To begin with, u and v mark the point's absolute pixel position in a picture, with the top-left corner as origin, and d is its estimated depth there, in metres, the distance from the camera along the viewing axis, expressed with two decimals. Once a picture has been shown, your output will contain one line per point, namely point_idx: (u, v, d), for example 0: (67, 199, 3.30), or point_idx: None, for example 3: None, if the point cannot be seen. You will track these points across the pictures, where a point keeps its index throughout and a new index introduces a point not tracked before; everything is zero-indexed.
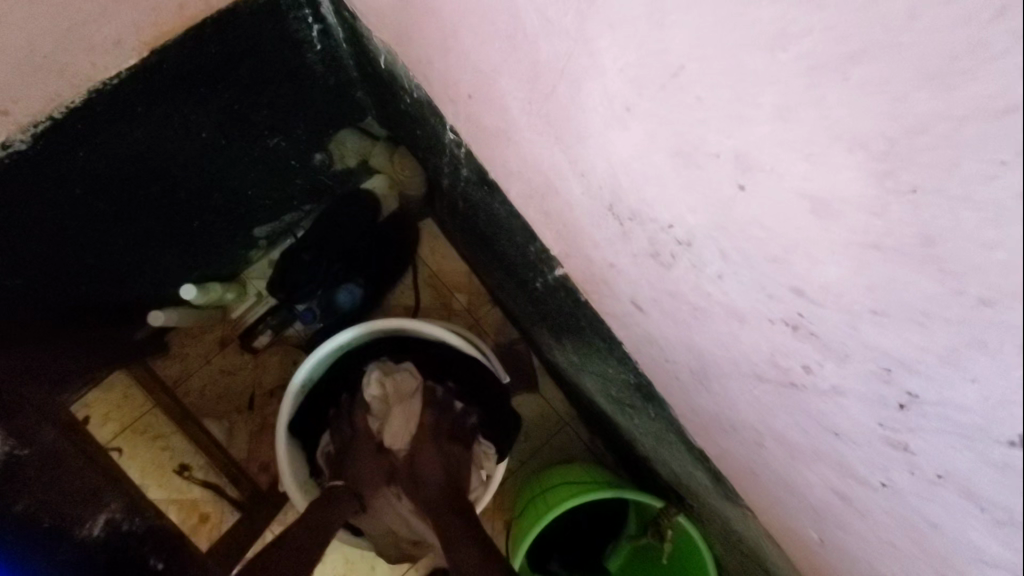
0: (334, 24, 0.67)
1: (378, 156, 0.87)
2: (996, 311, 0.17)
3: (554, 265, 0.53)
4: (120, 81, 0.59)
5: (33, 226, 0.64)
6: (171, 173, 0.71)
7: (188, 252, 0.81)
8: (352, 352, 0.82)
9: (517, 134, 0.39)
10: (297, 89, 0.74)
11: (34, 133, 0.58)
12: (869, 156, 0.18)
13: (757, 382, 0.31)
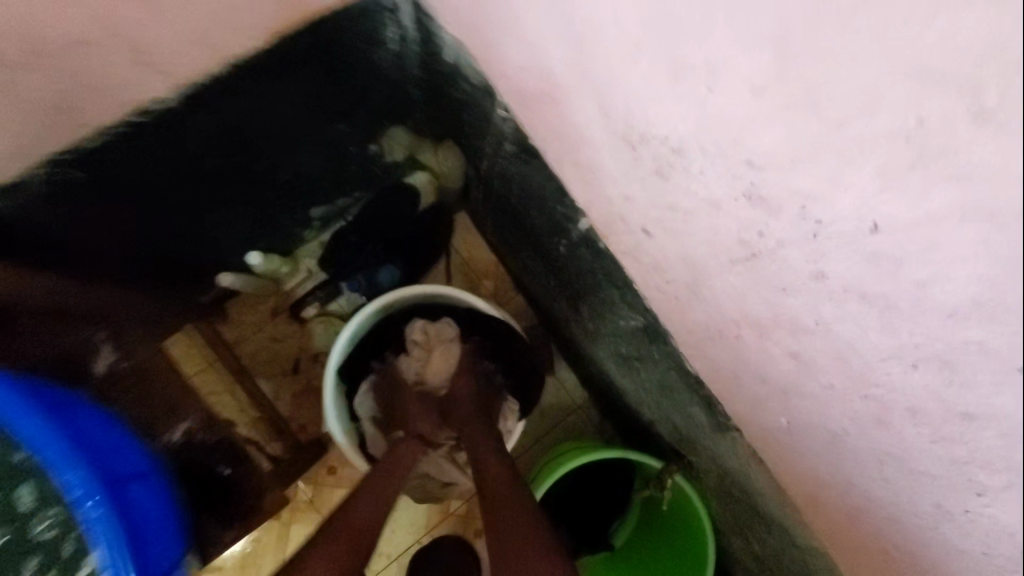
0: (413, 33, 0.74)
1: (425, 152, 0.97)
2: (843, 129, 0.29)
3: (581, 218, 0.65)
4: (244, 61, 0.69)
5: (140, 175, 0.73)
6: (258, 146, 0.81)
7: (254, 220, 0.90)
8: (394, 315, 0.91)
9: (560, 93, 0.51)
10: (376, 84, 0.83)
11: (169, 95, 0.68)
12: (765, 37, 0.30)
13: (732, 267, 0.43)
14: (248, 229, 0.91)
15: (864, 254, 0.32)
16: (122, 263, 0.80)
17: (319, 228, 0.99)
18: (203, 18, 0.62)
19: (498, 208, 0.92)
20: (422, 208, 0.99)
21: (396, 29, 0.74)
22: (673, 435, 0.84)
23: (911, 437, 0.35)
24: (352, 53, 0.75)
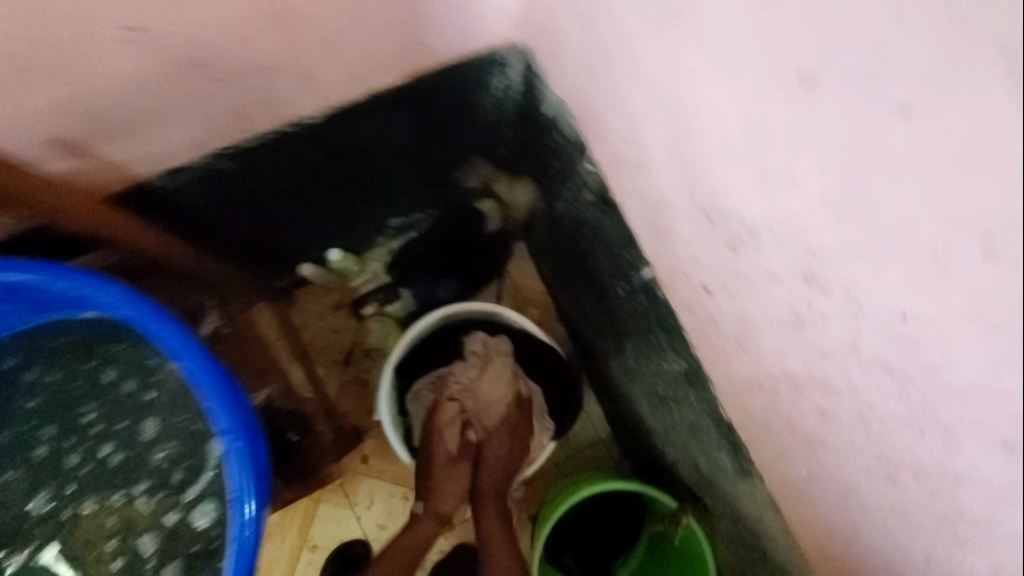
0: (516, 83, 0.84)
1: (501, 183, 1.05)
2: (889, 242, 0.38)
3: (646, 267, 0.74)
4: (371, 99, 0.80)
5: (260, 180, 0.82)
6: (362, 164, 0.91)
7: (342, 222, 1.01)
8: (451, 327, 0.99)
9: (650, 164, 0.61)
10: (473, 125, 0.93)
11: (303, 122, 0.79)
12: (833, 162, 0.39)
13: (780, 330, 0.51)
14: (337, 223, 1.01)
15: (893, 336, 0.40)
16: (224, 246, 0.91)
17: (392, 233, 1.09)
18: (357, 57, 0.74)
19: (563, 245, 1.01)
20: (490, 232, 1.11)
21: (505, 85, 0.85)
22: (693, 478, 0.91)
23: (914, 492, 0.44)
24: (467, 100, 0.86)
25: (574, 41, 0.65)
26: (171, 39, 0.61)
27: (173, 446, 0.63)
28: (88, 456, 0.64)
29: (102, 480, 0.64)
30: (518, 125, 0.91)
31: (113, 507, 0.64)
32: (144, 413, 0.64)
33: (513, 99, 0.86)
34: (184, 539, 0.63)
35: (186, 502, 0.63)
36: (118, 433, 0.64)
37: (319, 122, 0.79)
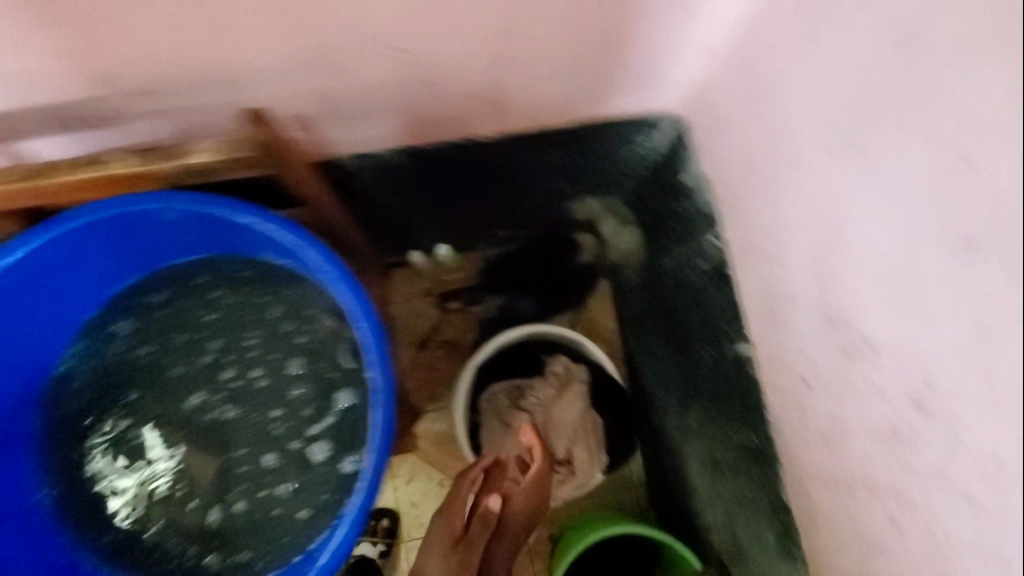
0: (659, 144, 0.92)
1: (607, 223, 1.12)
2: (1000, 396, 0.44)
3: (745, 344, 0.81)
4: (536, 134, 0.90)
5: (416, 178, 0.93)
6: (499, 181, 0.99)
7: (457, 224, 1.09)
8: (535, 343, 1.05)
9: (787, 262, 0.68)
10: (606, 171, 1.00)
11: (472, 141, 0.89)
12: (971, 316, 0.45)
13: (873, 439, 0.58)
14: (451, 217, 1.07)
15: (981, 474, 0.46)
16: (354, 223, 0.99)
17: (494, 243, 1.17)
18: (545, 102, 0.82)
19: (648, 296, 1.08)
20: (579, 261, 1.16)
21: (648, 148, 0.94)
22: (726, 549, 0.93)
23: None
24: (611, 148, 0.95)
25: (743, 136, 0.73)
26: (428, 60, 0.68)
27: (310, 386, 0.74)
28: (236, 375, 0.75)
29: (243, 397, 0.75)
30: (648, 180, 0.99)
31: (244, 423, 0.74)
32: (295, 353, 0.75)
33: (654, 157, 0.95)
34: (297, 465, 0.72)
35: (308, 436, 0.73)
36: (268, 363, 0.75)
37: (485, 142, 0.90)
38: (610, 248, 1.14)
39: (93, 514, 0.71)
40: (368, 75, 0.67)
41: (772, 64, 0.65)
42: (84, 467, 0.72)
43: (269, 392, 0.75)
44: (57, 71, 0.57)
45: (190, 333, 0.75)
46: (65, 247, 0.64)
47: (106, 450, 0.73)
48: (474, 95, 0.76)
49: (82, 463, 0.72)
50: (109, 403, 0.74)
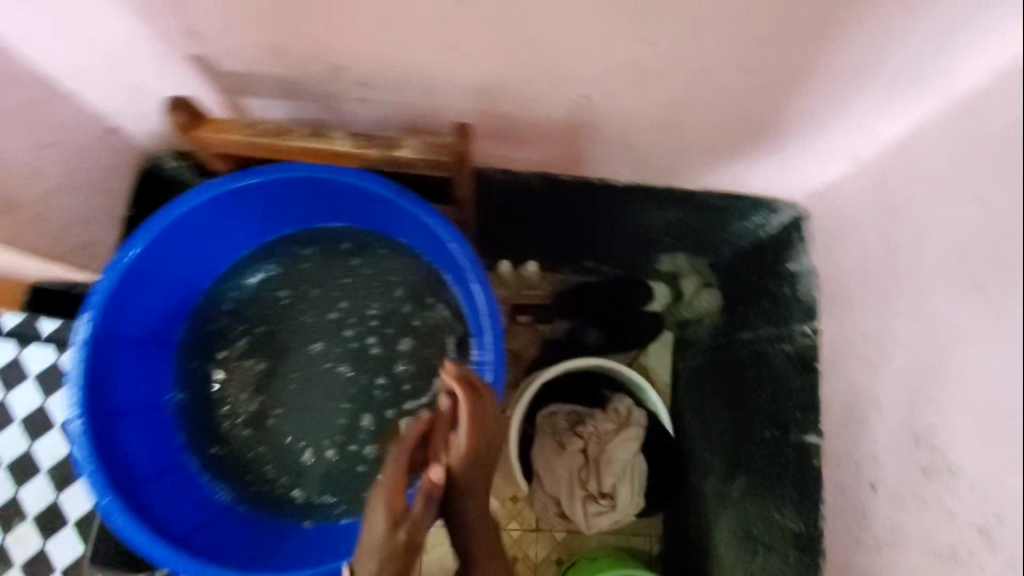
0: (770, 227, 0.98)
1: (689, 282, 1.15)
2: None
3: (815, 435, 0.86)
4: (660, 192, 0.98)
5: (540, 199, 1.00)
6: (608, 222, 1.04)
7: (550, 250, 1.13)
8: (603, 378, 1.10)
9: (881, 373, 0.72)
10: (710, 236, 1.06)
11: (603, 181, 0.96)
12: None
13: (930, 556, 0.62)
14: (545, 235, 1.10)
15: None
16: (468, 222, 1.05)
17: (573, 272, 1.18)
18: (676, 156, 0.85)
19: (710, 361, 1.11)
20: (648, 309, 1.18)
21: (759, 226, 0.99)
22: None
23: None
24: (725, 216, 1.00)
25: (863, 243, 0.76)
26: (605, 98, 0.71)
27: (414, 366, 0.83)
28: (352, 338, 0.84)
29: (354, 359, 0.83)
30: (746, 256, 1.04)
31: (349, 382, 0.83)
32: (408, 333, 0.84)
33: (761, 236, 1.00)
34: (387, 431, 0.81)
35: (403, 409, 0.82)
36: (382, 335, 0.84)
37: (613, 186, 0.97)
38: (684, 307, 1.16)
39: (211, 428, 0.80)
40: (556, 113, 0.74)
41: (907, 185, 0.67)
42: (209, 384, 0.81)
43: (377, 361, 0.83)
44: (313, 53, 0.64)
45: (323, 290, 0.84)
46: (264, 190, 0.73)
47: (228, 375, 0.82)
48: (633, 148, 0.83)
49: (207, 380, 0.82)
50: (243, 330, 0.83)
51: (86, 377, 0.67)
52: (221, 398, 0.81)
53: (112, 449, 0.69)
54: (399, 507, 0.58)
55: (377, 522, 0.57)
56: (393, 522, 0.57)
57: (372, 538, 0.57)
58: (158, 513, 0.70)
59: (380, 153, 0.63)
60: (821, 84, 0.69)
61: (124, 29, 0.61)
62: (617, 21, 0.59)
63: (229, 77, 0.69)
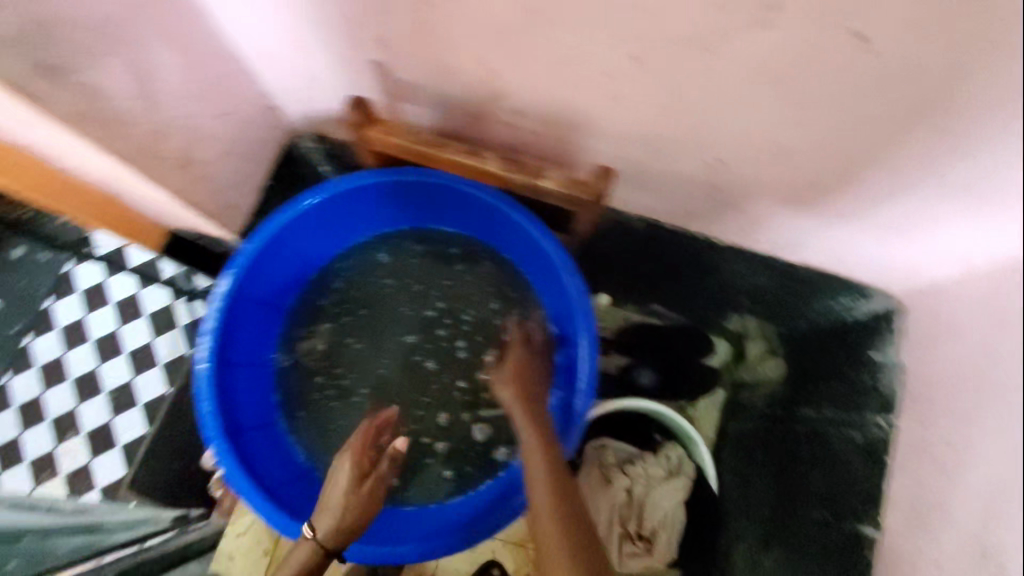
0: (860, 312, 0.97)
1: (755, 343, 1.10)
2: None
3: (874, 526, 0.90)
4: (761, 259, 1.00)
5: (642, 240, 1.03)
6: (700, 273, 1.06)
7: (625, 285, 1.13)
8: (656, 423, 1.10)
9: (952, 484, 0.70)
10: (794, 309, 1.04)
11: (710, 238, 0.99)
12: None
13: None
14: (624, 268, 1.11)
15: None
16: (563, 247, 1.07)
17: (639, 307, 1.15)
18: (779, 227, 0.85)
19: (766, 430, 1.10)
20: (703, 361, 1.12)
21: (847, 309, 0.99)
22: None
23: None
24: (814, 292, 1.00)
25: (957, 354, 0.75)
26: (730, 157, 0.71)
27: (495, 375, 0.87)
28: (442, 338, 0.88)
29: (440, 358, 0.88)
30: (828, 335, 1.03)
31: (432, 378, 0.87)
32: (495, 344, 0.87)
33: (849, 318, 0.99)
34: (460, 432, 0.86)
35: (477, 416, 0.86)
36: (470, 341, 0.88)
37: (717, 245, 1.01)
38: (746, 367, 1.11)
39: (301, 394, 0.86)
40: (684, 168, 0.76)
41: (1000, 300, 0.63)
42: (307, 354, 0.88)
43: (461, 364, 0.87)
44: (478, 75, 0.68)
45: (424, 287, 0.89)
46: (398, 187, 0.79)
47: (325, 349, 0.88)
48: (747, 216, 0.84)
49: (306, 349, 0.88)
50: (345, 311, 0.89)
51: (218, 326, 0.73)
52: (315, 369, 0.87)
53: (224, 396, 0.75)
54: (365, 464, 0.74)
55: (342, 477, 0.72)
56: (358, 476, 0.73)
57: (338, 488, 0.72)
58: (254, 461, 0.76)
59: (524, 180, 0.67)
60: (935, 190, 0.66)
61: (319, 23, 0.67)
62: (777, 103, 0.60)
63: (393, 82, 0.75)
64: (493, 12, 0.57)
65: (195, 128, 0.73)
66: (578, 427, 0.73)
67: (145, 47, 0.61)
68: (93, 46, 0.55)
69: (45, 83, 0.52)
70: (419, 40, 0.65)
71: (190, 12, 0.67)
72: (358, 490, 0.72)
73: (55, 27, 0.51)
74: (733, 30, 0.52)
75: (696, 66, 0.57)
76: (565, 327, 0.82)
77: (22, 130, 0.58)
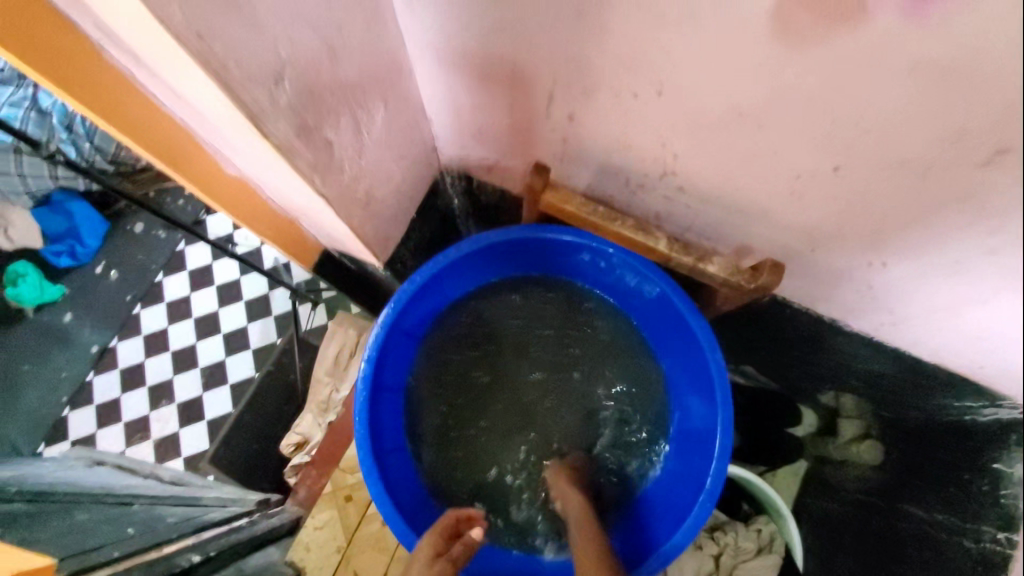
0: (983, 420, 0.87)
1: (849, 425, 1.09)
2: None
3: None
4: (878, 343, 0.92)
5: (756, 313, 1.03)
6: (812, 350, 1.04)
7: (728, 349, 1.19)
8: (745, 492, 1.12)
9: None
10: (906, 402, 0.98)
11: (829, 318, 0.95)
12: None
13: None
14: (731, 330, 1.12)
15: None
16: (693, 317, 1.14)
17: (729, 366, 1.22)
18: (909, 332, 0.85)
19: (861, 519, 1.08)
20: (790, 431, 1.18)
21: (971, 412, 0.88)
22: None
23: None
24: (936, 389, 0.90)
25: None
26: (901, 272, 0.70)
27: (614, 429, 0.90)
28: (563, 384, 0.91)
29: (559, 404, 0.91)
30: (945, 433, 0.94)
31: (554, 423, 0.90)
32: (615, 401, 0.90)
33: (971, 420, 0.89)
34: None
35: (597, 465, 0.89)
36: (590, 393, 0.91)
37: (835, 325, 0.95)
38: (836, 445, 1.11)
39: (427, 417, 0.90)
40: (845, 266, 0.76)
41: None
42: (435, 382, 0.92)
43: (581, 413, 0.90)
44: (657, 155, 0.71)
45: (551, 334, 0.92)
46: (547, 244, 0.83)
47: (452, 380, 0.91)
48: (893, 315, 0.82)
49: (436, 378, 0.92)
50: (474, 346, 0.92)
51: (375, 356, 0.79)
52: (441, 397, 0.91)
53: (374, 419, 0.81)
54: (438, 548, 0.70)
55: (418, 560, 0.68)
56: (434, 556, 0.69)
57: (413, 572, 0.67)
58: (392, 484, 0.80)
59: (690, 263, 0.73)
60: None
61: (514, 89, 0.72)
62: (971, 240, 0.57)
63: (568, 149, 0.79)
64: (701, 110, 0.60)
65: (380, 170, 0.79)
66: (685, 532, 0.74)
67: (364, 103, 0.67)
68: (332, 104, 0.61)
69: (297, 139, 0.58)
70: (610, 119, 0.69)
71: (400, 68, 0.73)
72: (431, 566, 0.66)
73: (312, 87, 0.56)
74: (961, 162, 0.51)
75: (898, 186, 0.58)
76: (691, 398, 0.83)
77: (250, 165, 0.65)
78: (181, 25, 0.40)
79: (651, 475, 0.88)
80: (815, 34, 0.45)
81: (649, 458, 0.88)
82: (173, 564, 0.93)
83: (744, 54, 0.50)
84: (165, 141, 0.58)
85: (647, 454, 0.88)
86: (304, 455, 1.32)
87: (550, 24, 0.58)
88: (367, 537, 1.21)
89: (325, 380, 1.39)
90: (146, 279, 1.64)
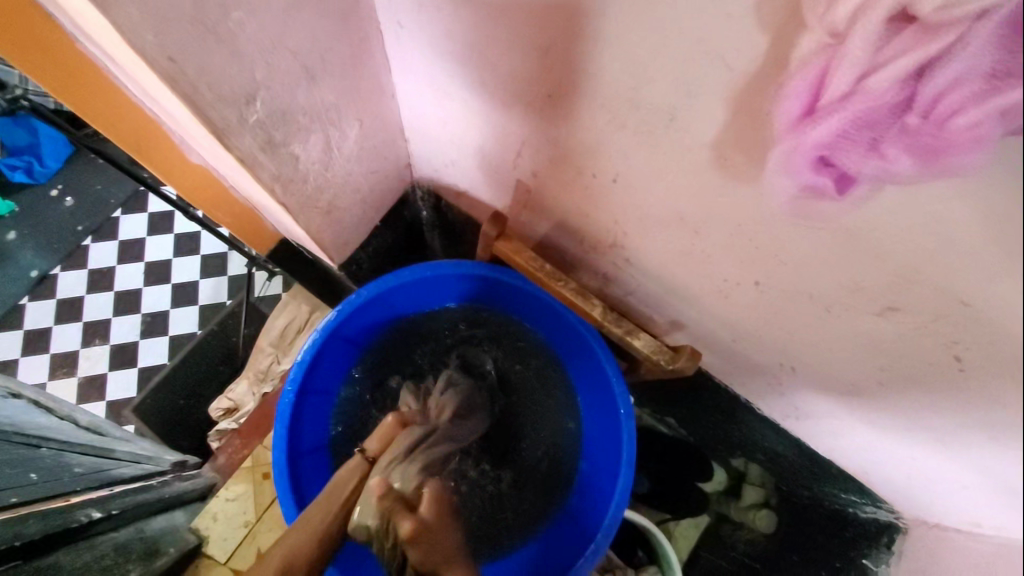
0: (872, 518, 0.93)
1: (752, 491, 1.16)
2: None
3: None
4: (789, 433, 0.98)
5: (684, 384, 1.08)
6: (732, 423, 1.08)
7: (656, 406, 1.23)
8: (643, 536, 1.15)
9: None
10: (808, 486, 1.04)
11: (748, 402, 1.00)
12: None
13: None
14: (656, 382, 1.14)
15: None
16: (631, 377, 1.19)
17: (652, 415, 1.26)
18: (809, 428, 0.91)
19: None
20: (699, 484, 1.21)
21: (856, 507, 0.96)
22: None
23: None
24: (829, 478, 0.97)
25: None
26: (807, 381, 0.76)
27: (540, 456, 0.92)
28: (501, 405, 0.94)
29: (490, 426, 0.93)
30: (832, 520, 1.01)
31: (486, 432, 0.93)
32: (544, 427, 0.93)
33: (856, 511, 0.96)
34: (497, 498, 0.90)
35: (516, 482, 0.91)
36: (524, 419, 0.93)
37: (752, 408, 1.00)
38: (736, 507, 1.16)
39: (361, 414, 0.93)
40: (759, 362, 0.80)
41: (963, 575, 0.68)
42: (381, 380, 0.94)
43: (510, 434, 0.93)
44: (609, 228, 0.75)
45: (500, 350, 0.95)
46: (498, 284, 0.86)
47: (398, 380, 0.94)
48: (797, 411, 0.88)
49: (382, 376, 0.94)
50: (425, 350, 0.96)
51: (307, 360, 0.81)
52: (382, 393, 0.94)
53: (295, 421, 0.82)
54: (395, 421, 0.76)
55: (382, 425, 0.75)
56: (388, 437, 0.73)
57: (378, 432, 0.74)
58: (303, 486, 0.82)
59: (619, 334, 0.78)
60: (951, 466, 0.67)
61: (488, 137, 0.74)
62: (867, 367, 0.64)
63: (528, 200, 0.82)
64: (649, 204, 0.64)
65: (348, 183, 0.80)
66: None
67: (338, 124, 0.68)
68: (303, 123, 0.62)
69: (262, 153, 0.59)
70: (572, 188, 0.72)
71: (381, 92, 0.74)
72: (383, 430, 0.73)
73: (285, 108, 0.58)
74: (859, 307, 0.56)
75: (805, 313, 0.63)
76: (602, 454, 0.86)
77: (214, 161, 0.65)
78: (154, 49, 0.41)
79: (564, 506, 0.89)
80: (748, 177, 0.50)
81: (566, 490, 0.89)
82: (72, 518, 0.90)
83: (688, 173, 0.54)
84: (108, 108, 0.56)
85: (564, 483, 0.90)
86: (231, 422, 1.28)
87: (525, 94, 0.61)
88: (275, 517, 1.19)
89: (266, 350, 1.34)
90: (104, 212, 1.52)
